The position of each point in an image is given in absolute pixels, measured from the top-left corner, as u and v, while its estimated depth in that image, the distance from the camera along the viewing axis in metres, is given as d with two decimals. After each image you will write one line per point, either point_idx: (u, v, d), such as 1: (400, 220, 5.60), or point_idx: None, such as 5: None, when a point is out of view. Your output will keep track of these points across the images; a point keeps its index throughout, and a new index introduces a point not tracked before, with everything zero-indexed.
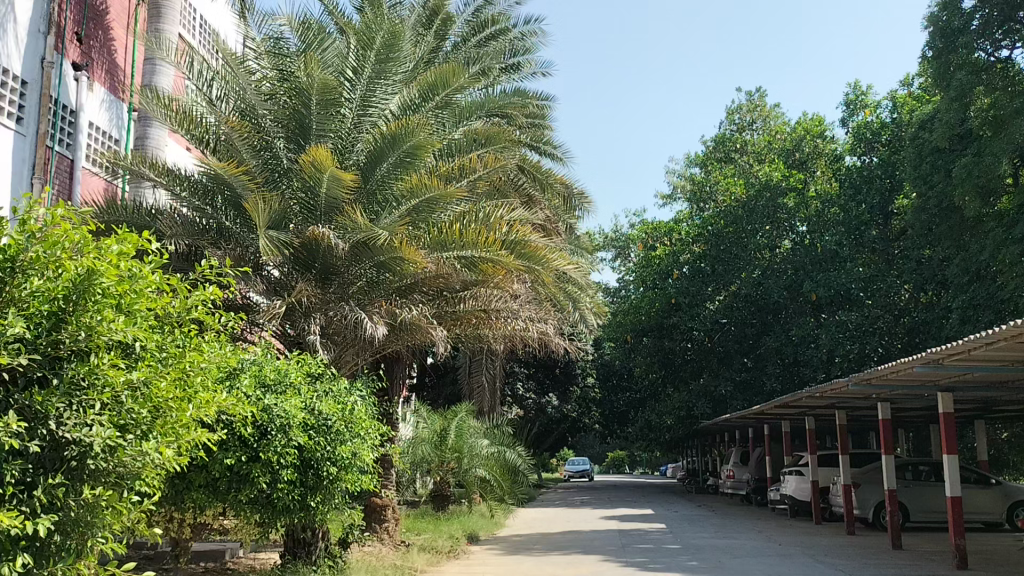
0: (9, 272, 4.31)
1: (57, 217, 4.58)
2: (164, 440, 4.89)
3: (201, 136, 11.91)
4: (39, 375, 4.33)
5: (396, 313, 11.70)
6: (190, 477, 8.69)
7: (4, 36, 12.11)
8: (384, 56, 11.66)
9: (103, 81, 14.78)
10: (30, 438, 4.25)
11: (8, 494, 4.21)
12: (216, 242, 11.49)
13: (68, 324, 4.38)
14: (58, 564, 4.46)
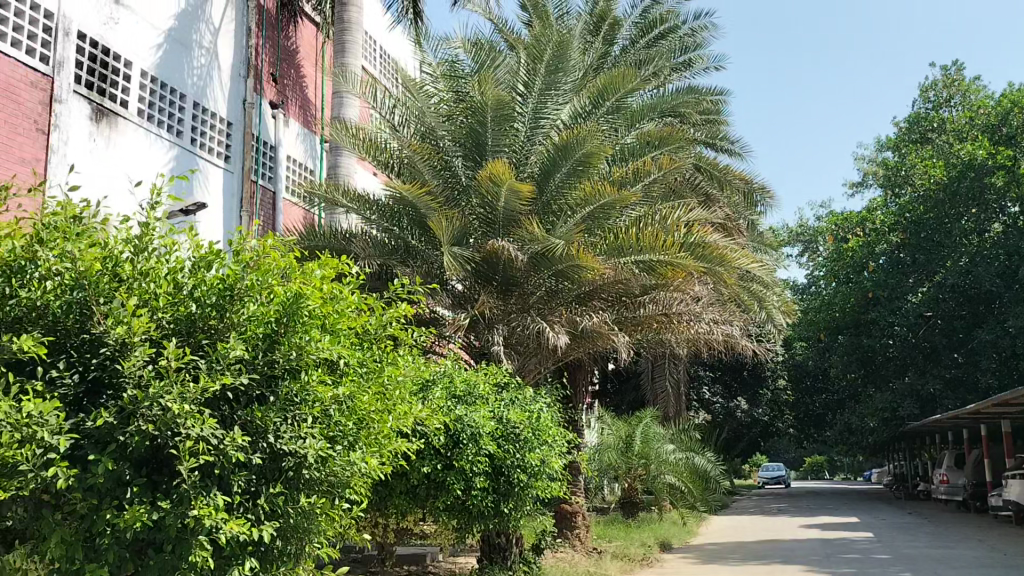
0: (227, 298, 4.65)
1: (267, 247, 4.98)
2: (368, 450, 5.15)
3: (386, 161, 12.48)
4: (258, 392, 4.68)
5: (576, 322, 11.85)
6: (392, 484, 9.18)
7: (210, 83, 13.29)
8: (553, 68, 11.91)
9: (297, 116, 15.86)
10: (252, 450, 4.59)
11: (236, 503, 4.55)
12: (405, 261, 12.03)
13: (280, 345, 4.69)
14: (281, 567, 4.84)
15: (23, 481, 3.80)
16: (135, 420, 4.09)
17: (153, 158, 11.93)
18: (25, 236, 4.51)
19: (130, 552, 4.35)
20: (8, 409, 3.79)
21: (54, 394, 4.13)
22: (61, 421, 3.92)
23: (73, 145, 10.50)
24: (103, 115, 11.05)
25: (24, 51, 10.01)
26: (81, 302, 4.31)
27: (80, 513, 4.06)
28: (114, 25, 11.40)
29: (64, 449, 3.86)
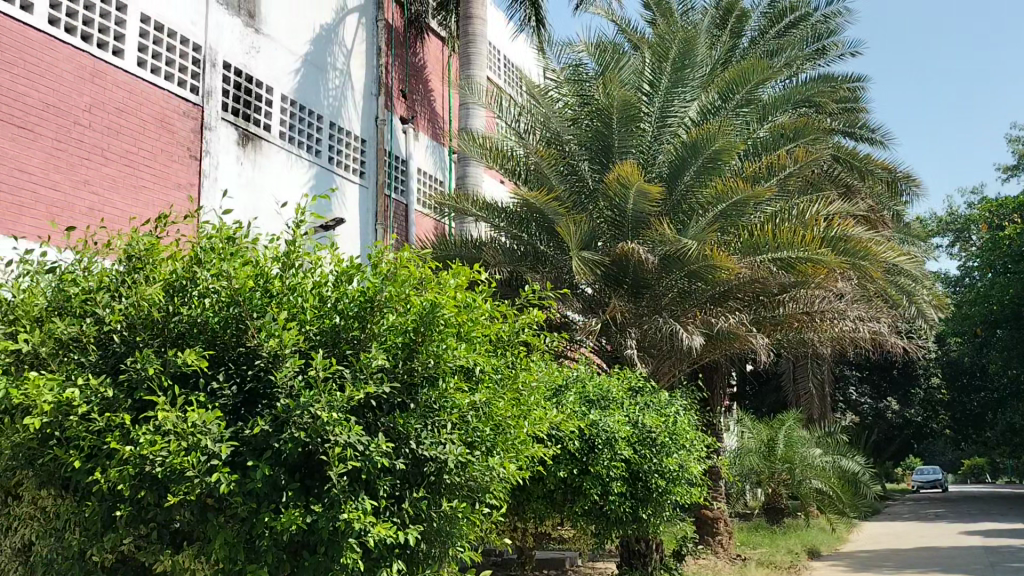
0: (367, 309, 4.80)
1: (404, 258, 5.11)
2: (507, 455, 5.20)
3: (513, 168, 12.59)
4: (400, 400, 4.82)
5: (711, 323, 11.66)
6: (530, 489, 9.24)
7: (345, 102, 13.83)
8: (680, 65, 11.76)
9: (426, 130, 16.27)
10: (396, 455, 4.73)
11: (382, 506, 4.70)
12: (535, 267, 12.14)
13: (419, 354, 4.82)
14: (426, 569, 4.97)
15: (190, 486, 4.05)
16: (288, 427, 4.29)
17: (295, 178, 12.53)
18: (187, 257, 4.83)
19: (286, 553, 4.57)
20: (176, 417, 4.05)
21: (216, 404, 4.39)
22: (222, 429, 4.16)
23: (222, 170, 11.17)
24: (248, 140, 11.70)
25: (176, 83, 10.71)
26: (236, 317, 4.57)
27: (242, 516, 4.30)
28: (256, 53, 12.02)
29: (225, 455, 4.09)
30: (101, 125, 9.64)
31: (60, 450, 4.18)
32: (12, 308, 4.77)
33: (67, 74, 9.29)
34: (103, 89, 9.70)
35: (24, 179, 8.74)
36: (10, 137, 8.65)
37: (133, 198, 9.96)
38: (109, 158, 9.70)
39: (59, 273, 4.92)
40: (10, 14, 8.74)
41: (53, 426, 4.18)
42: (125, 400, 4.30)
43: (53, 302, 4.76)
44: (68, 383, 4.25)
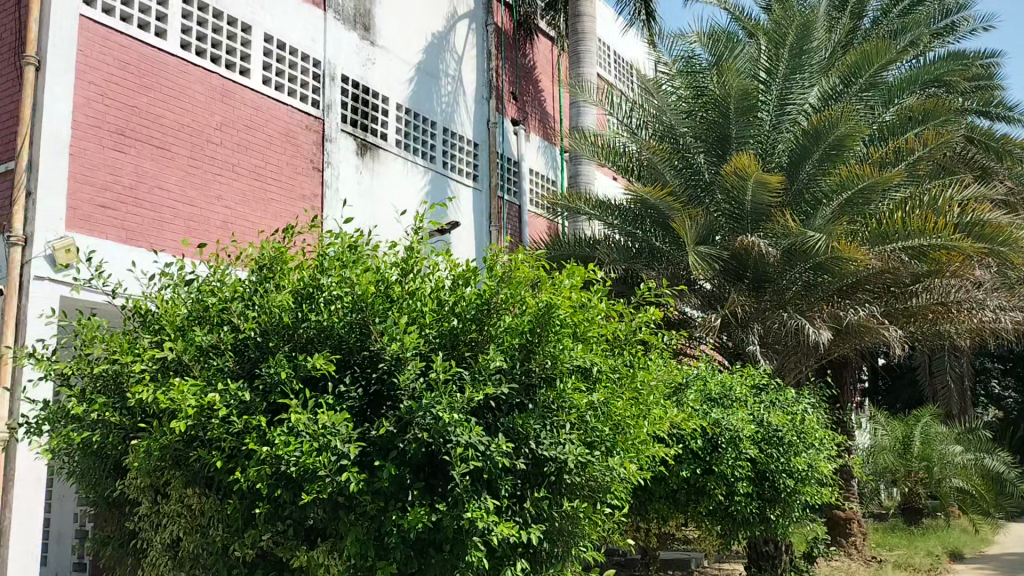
0: (485, 312, 4.88)
1: (519, 260, 5.15)
2: (627, 455, 5.17)
3: (626, 165, 12.53)
4: (519, 400, 4.89)
5: (839, 316, 11.28)
6: (652, 489, 9.18)
7: (458, 107, 14.07)
8: (797, 51, 11.39)
9: (538, 130, 16.35)
10: (517, 455, 4.79)
11: (505, 505, 4.78)
12: (650, 264, 11.98)
13: (536, 354, 4.87)
14: (550, 569, 5.03)
15: (322, 485, 4.23)
16: (412, 428, 4.42)
17: (412, 184, 12.86)
18: (313, 266, 5.04)
19: (414, 550, 4.70)
20: (307, 420, 4.25)
21: (344, 406, 4.56)
22: (350, 430, 4.33)
23: (343, 180, 11.60)
24: (366, 150, 12.10)
25: (298, 98, 11.18)
26: (360, 322, 4.73)
27: (371, 514, 4.45)
28: (371, 65, 12.40)
29: (353, 455, 4.25)
30: (231, 141, 10.16)
31: (204, 451, 4.43)
32: (157, 318, 5.08)
33: (198, 95, 9.86)
34: (231, 108, 10.24)
35: (164, 196, 9.32)
36: (150, 157, 9.25)
37: (262, 210, 10.44)
38: (239, 173, 10.21)
39: (197, 284, 5.21)
40: (146, 41, 9.36)
41: (197, 428, 4.44)
42: (260, 403, 4.53)
43: (193, 311, 5.04)
44: (209, 388, 4.50)
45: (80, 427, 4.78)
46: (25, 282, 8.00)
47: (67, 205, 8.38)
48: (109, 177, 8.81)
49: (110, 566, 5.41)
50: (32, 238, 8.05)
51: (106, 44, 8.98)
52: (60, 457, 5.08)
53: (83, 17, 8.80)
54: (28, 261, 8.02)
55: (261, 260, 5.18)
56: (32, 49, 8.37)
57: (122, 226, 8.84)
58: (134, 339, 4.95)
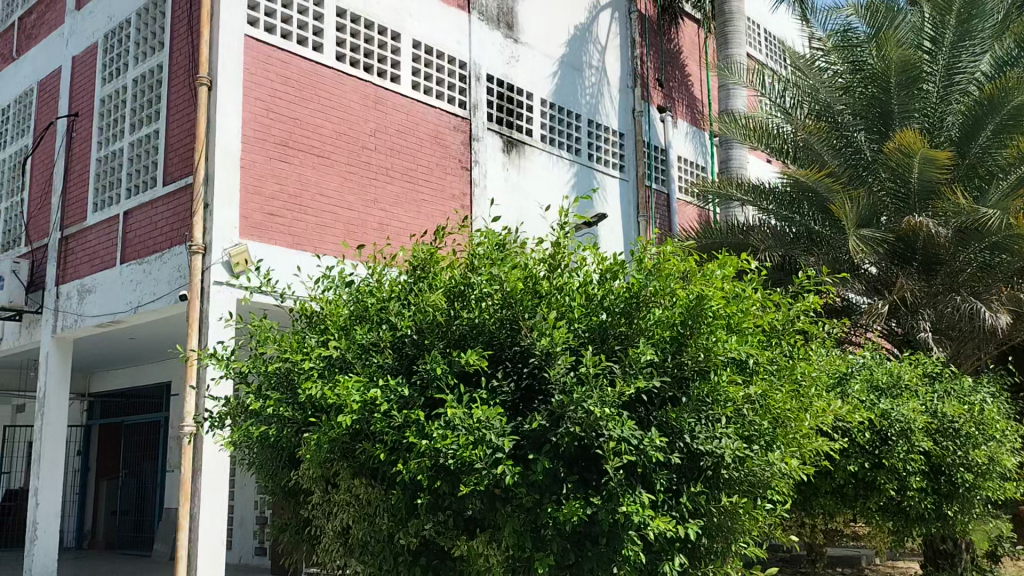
0: (634, 306, 4.86)
1: (668, 252, 5.07)
2: (787, 450, 5.02)
3: (780, 146, 12.05)
4: (671, 394, 4.82)
5: (1020, 300, 10.44)
6: (817, 484, 8.85)
7: (602, 99, 14.01)
8: (966, 16, 10.68)
9: (686, 116, 16.00)
10: (671, 450, 4.72)
11: (660, 500, 4.71)
12: (809, 249, 11.46)
13: (688, 347, 4.76)
14: (710, 565, 4.94)
15: (479, 477, 4.35)
16: (564, 422, 4.45)
17: (557, 179, 12.94)
18: (464, 264, 5.18)
19: (570, 542, 4.74)
20: (462, 414, 4.38)
21: (497, 401, 4.67)
22: (503, 424, 4.44)
23: (491, 178, 11.83)
24: (512, 146, 12.28)
25: (446, 101, 11.48)
26: (511, 318, 4.84)
27: (527, 506, 4.54)
28: (515, 62, 12.56)
29: (508, 449, 4.36)
30: (385, 146, 10.57)
31: (367, 444, 4.64)
32: (321, 318, 5.35)
33: (353, 104, 10.33)
34: (384, 114, 10.65)
35: (324, 202, 9.81)
36: (311, 166, 9.76)
37: (415, 211, 10.78)
38: (393, 176, 10.60)
39: (357, 284, 5.46)
40: (305, 56, 9.91)
41: (360, 422, 4.64)
42: (418, 398, 4.70)
43: (354, 310, 5.28)
44: (371, 384, 4.72)
45: (257, 421, 5.12)
46: (205, 287, 8.67)
47: (239, 215, 9.01)
48: (275, 186, 9.37)
49: (288, 550, 5.79)
50: (210, 247, 8.71)
51: (269, 61, 9.58)
52: (241, 449, 5.46)
53: (248, 37, 9.43)
54: (208, 268, 8.69)
55: (415, 261, 5.37)
56: (205, 71, 9.06)
57: (288, 232, 9.40)
58: (303, 339, 5.25)
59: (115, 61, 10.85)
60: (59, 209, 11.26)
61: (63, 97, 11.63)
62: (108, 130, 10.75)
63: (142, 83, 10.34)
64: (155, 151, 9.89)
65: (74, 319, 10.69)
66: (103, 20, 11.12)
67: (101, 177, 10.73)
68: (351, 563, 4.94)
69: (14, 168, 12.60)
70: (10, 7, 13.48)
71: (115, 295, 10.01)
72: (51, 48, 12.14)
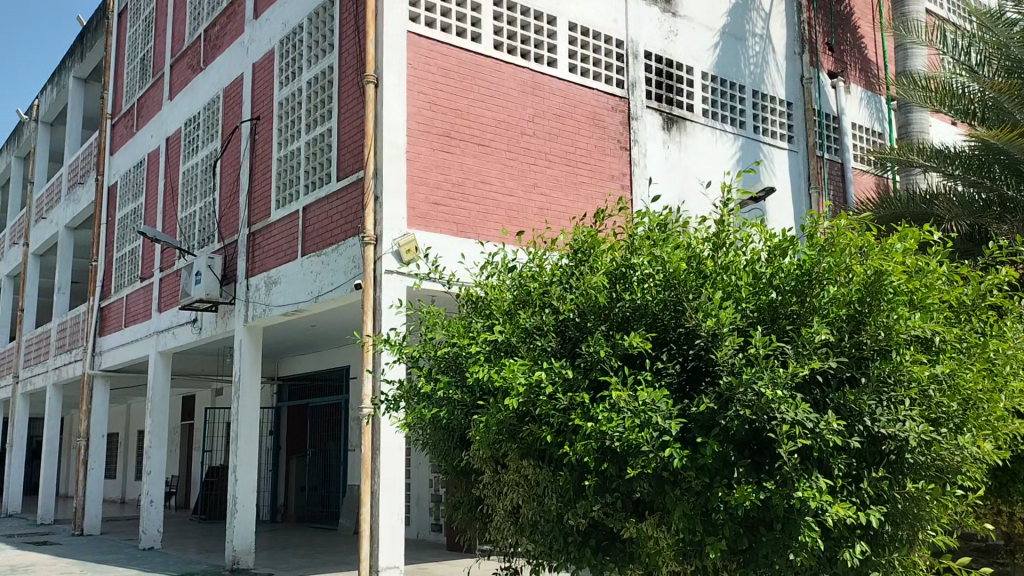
0: (806, 283, 4.65)
1: (842, 226, 4.79)
2: (980, 434, 4.66)
3: (966, 108, 10.99)
4: (848, 374, 4.58)
5: None
6: (1014, 470, 8.15)
7: (767, 68, 13.46)
8: None
9: (860, 81, 15.03)
10: (850, 433, 4.48)
11: (838, 485, 4.50)
12: (1001, 217, 10.50)
13: (867, 326, 4.53)
14: (895, 553, 4.62)
15: (646, 460, 4.31)
16: (733, 405, 4.32)
17: (721, 154, 12.58)
18: (625, 246, 5.13)
19: (744, 527, 4.63)
20: (628, 397, 4.38)
21: (662, 382, 4.62)
22: (670, 407, 4.40)
23: (651, 157, 11.67)
24: (673, 123, 12.05)
25: (604, 81, 11.40)
26: (674, 299, 4.77)
27: (697, 489, 4.45)
28: (674, 37, 12.32)
29: (676, 432, 4.30)
30: (544, 131, 10.64)
31: (535, 426, 4.69)
32: (485, 303, 5.45)
33: (511, 91, 10.46)
34: (542, 99, 10.71)
35: (487, 189, 10.02)
36: (473, 154, 9.98)
37: (574, 194, 10.79)
38: (552, 160, 10.65)
39: (518, 269, 5.52)
40: (464, 47, 10.14)
41: (526, 405, 4.71)
42: (583, 380, 4.73)
43: (516, 296, 5.33)
44: (536, 367, 4.79)
45: (430, 403, 5.31)
46: (378, 276, 9.09)
47: (407, 205, 9.37)
48: (440, 176, 9.67)
49: (462, 528, 5.98)
50: (381, 238, 9.11)
51: (430, 55, 9.88)
52: (415, 430, 5.68)
53: (411, 33, 9.78)
54: (380, 258, 9.10)
55: (576, 244, 5.36)
56: (372, 69, 9.47)
57: (454, 221, 9.68)
58: (469, 324, 5.37)
59: (290, 66, 11.52)
60: (246, 206, 12.13)
61: (246, 102, 12.49)
62: (287, 131, 11.45)
63: (315, 84, 10.92)
64: (329, 148, 10.43)
65: (263, 309, 11.49)
66: (278, 27, 11.83)
67: (281, 176, 11.45)
68: (523, 542, 5.02)
69: (206, 170, 13.68)
70: (197, 20, 14.60)
71: (298, 286, 10.67)
72: (234, 57, 13.06)
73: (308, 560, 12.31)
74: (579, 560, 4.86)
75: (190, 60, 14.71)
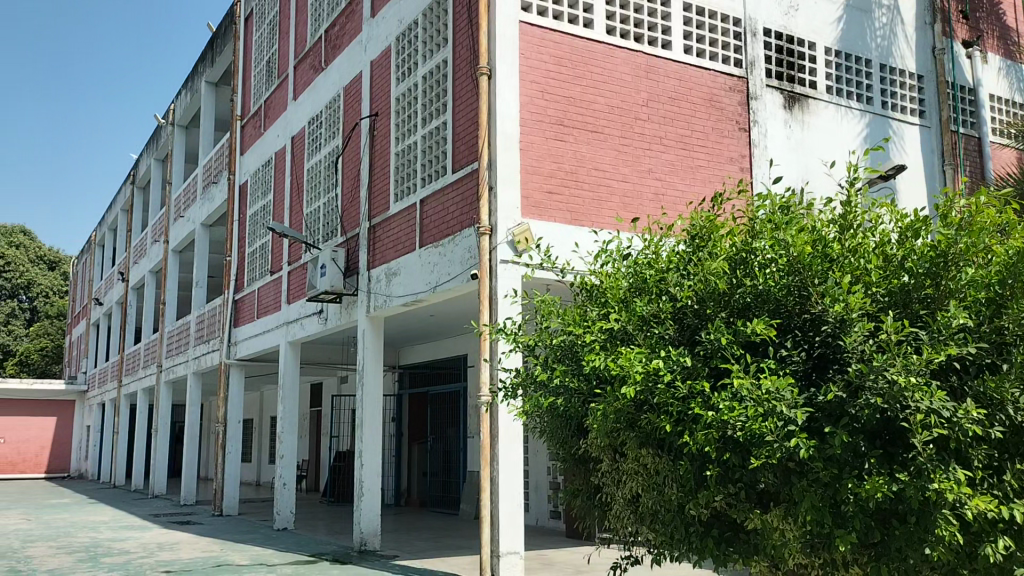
0: (940, 266, 4.38)
1: (980, 204, 4.52)
2: None
3: None
4: (989, 361, 4.30)
5: None
6: None
7: (895, 40, 12.79)
8: None
9: (998, 49, 14.07)
10: (991, 422, 4.21)
11: (978, 478, 4.22)
12: None
13: (1009, 310, 4.26)
14: None
15: (771, 450, 4.17)
16: (863, 393, 4.12)
17: (846, 132, 12.06)
18: (745, 230, 4.99)
19: (875, 520, 4.42)
20: (751, 386, 4.27)
21: (787, 370, 4.48)
22: (795, 396, 4.26)
23: (772, 138, 11.31)
24: (795, 102, 11.63)
25: (722, 62, 11.11)
26: (799, 285, 4.60)
27: (825, 481, 4.28)
28: (795, 12, 11.90)
29: (801, 421, 4.16)
30: (659, 115, 10.47)
31: (653, 415, 4.63)
32: (600, 291, 5.39)
33: (625, 76, 10.33)
34: (656, 82, 10.54)
35: (601, 176, 9.96)
36: (587, 142, 9.93)
37: (691, 177, 10.57)
38: (668, 145, 10.47)
39: (634, 257, 5.45)
40: (577, 34, 10.09)
41: (645, 393, 4.65)
42: (703, 368, 4.64)
43: (633, 284, 5.26)
44: (654, 355, 4.73)
45: (546, 391, 5.32)
46: (493, 265, 9.21)
47: (521, 194, 9.42)
48: (553, 165, 9.68)
49: (580, 516, 5.98)
50: (496, 228, 9.20)
51: (543, 44, 9.88)
52: (533, 418, 5.70)
53: (523, 23, 9.81)
54: (495, 247, 9.21)
55: (694, 229, 5.26)
56: (485, 60, 9.56)
57: (568, 209, 9.68)
58: (585, 312, 5.34)
59: (406, 62, 11.77)
60: (367, 200, 12.48)
61: (365, 99, 12.85)
62: (404, 125, 11.72)
63: (430, 78, 11.11)
64: (445, 141, 10.59)
65: (384, 300, 11.82)
66: (394, 24, 12.11)
67: (399, 170, 11.72)
68: (643, 531, 4.98)
69: (329, 166, 14.16)
70: (318, 21, 15.10)
71: (417, 277, 10.91)
72: (353, 56, 13.45)
73: (432, 544, 12.63)
74: (701, 550, 4.79)
75: (312, 61, 15.25)
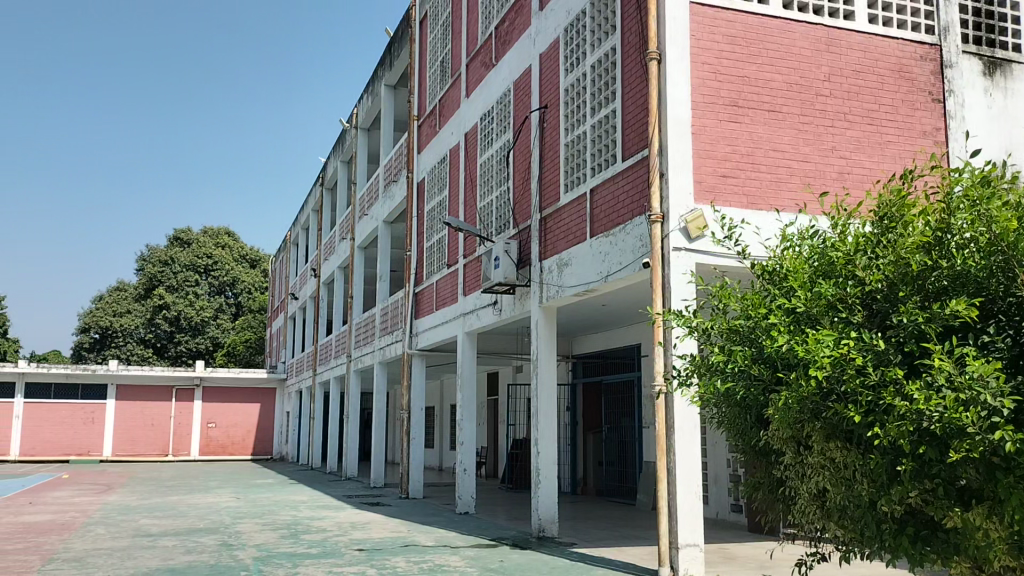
0: None
1: None
2: None
3: None
4: None
5: None
6: None
7: None
8: None
9: None
10: None
11: None
12: None
13: None
14: None
15: (973, 443, 3.87)
16: None
17: None
18: (940, 208, 4.63)
19: None
20: (950, 374, 3.97)
21: (991, 357, 4.14)
22: (1001, 384, 3.91)
23: (970, 108, 10.44)
24: (998, 66, 10.66)
25: (912, 29, 10.37)
26: (1003, 265, 4.22)
27: None
28: None
29: (1007, 412, 3.82)
30: (842, 89, 9.91)
31: (841, 405, 4.40)
32: (782, 274, 5.17)
33: (805, 50, 9.85)
34: (839, 55, 9.97)
35: (779, 157, 9.57)
36: (763, 122, 9.58)
37: (879, 154, 9.94)
38: (852, 120, 9.90)
39: (819, 239, 5.20)
40: (751, 11, 9.75)
41: (831, 379, 4.43)
42: (894, 355, 4.36)
43: (818, 267, 5.00)
44: (841, 339, 4.50)
45: (724, 377, 5.16)
46: (666, 253, 9.07)
47: (694, 179, 9.24)
48: (728, 147, 9.41)
49: (762, 509, 5.79)
50: (668, 215, 9.07)
51: (714, 24, 9.62)
52: (710, 408, 5.57)
53: (693, 3, 9.59)
54: (667, 235, 9.07)
55: (882, 207, 4.94)
56: (654, 46, 9.43)
57: (744, 192, 9.38)
58: (764, 297, 5.13)
59: (574, 52, 11.81)
60: (538, 192, 12.63)
61: (535, 92, 13.01)
62: (573, 115, 11.76)
63: (598, 67, 11.10)
64: (615, 129, 10.54)
65: (556, 290, 11.94)
66: (562, 16, 12.16)
67: (570, 160, 11.76)
68: (830, 526, 4.76)
69: (501, 160, 14.46)
70: (488, 19, 15.46)
71: (589, 267, 10.94)
72: (523, 51, 13.65)
73: (609, 533, 12.64)
74: (895, 549, 4.54)
75: (483, 58, 15.64)
